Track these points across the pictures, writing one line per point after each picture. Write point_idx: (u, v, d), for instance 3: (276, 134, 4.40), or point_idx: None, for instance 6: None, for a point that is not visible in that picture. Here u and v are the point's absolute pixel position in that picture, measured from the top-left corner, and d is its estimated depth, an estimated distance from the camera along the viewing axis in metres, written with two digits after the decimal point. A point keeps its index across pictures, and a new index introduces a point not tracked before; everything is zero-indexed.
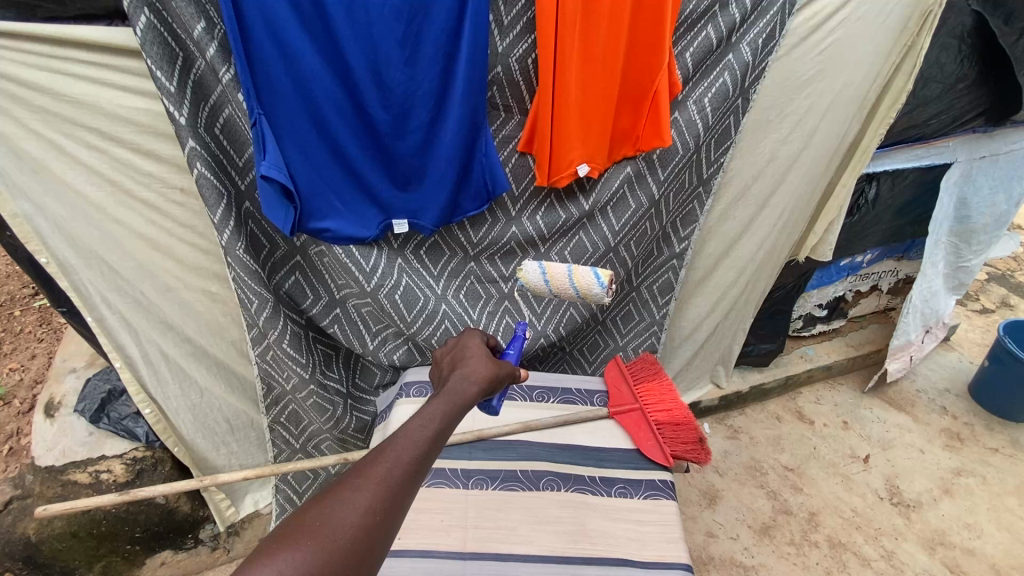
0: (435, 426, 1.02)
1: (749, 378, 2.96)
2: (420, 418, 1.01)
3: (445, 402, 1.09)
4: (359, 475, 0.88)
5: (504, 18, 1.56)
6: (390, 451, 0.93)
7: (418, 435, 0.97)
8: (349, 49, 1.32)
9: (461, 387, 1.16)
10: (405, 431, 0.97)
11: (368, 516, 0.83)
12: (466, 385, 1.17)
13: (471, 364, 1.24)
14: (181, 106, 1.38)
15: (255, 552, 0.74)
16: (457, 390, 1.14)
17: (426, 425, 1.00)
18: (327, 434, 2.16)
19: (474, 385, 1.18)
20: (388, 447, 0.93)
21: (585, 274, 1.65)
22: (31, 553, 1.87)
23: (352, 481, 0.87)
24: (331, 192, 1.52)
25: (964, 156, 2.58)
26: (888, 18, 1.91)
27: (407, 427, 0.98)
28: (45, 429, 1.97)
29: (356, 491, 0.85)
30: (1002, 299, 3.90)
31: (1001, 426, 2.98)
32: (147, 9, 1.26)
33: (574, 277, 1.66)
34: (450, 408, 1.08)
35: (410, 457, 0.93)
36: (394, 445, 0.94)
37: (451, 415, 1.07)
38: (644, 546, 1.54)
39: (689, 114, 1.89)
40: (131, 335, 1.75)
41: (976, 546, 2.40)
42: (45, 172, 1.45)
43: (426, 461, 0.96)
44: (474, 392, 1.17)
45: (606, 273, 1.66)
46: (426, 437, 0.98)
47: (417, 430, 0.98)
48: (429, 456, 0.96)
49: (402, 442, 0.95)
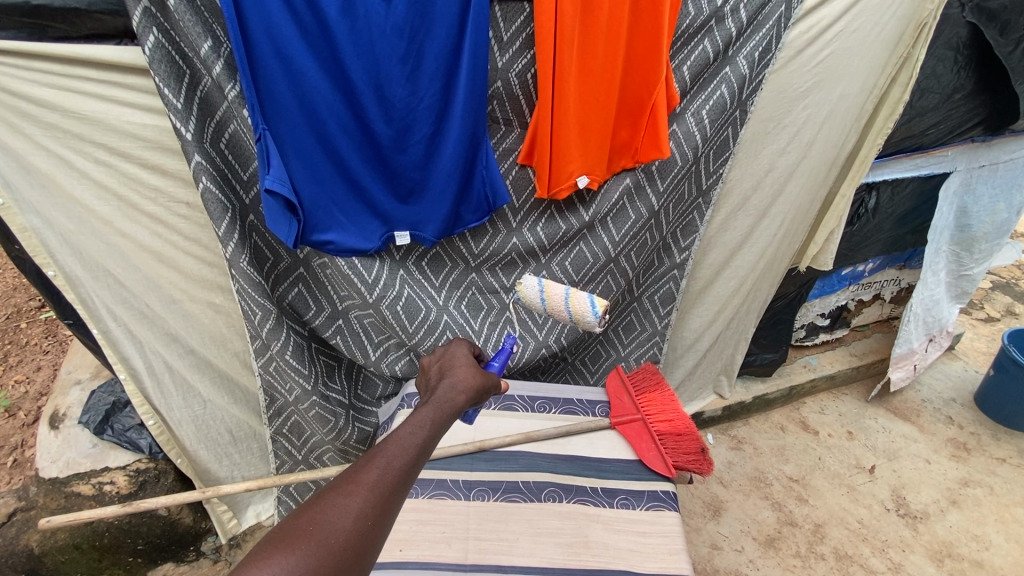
0: (424, 433, 1.02)
1: (752, 389, 2.96)
2: (409, 426, 1.02)
3: (433, 410, 1.09)
4: (350, 481, 0.88)
5: (503, 34, 1.59)
6: (381, 457, 0.94)
7: (408, 442, 0.98)
8: (352, 64, 1.34)
9: (451, 395, 1.17)
10: (394, 438, 0.98)
11: (359, 521, 0.84)
12: (454, 394, 1.18)
13: (461, 372, 1.25)
14: (188, 122, 1.41)
15: (249, 556, 0.75)
16: (446, 398, 1.15)
17: (416, 432, 1.01)
18: (329, 445, 2.17)
19: (462, 394, 1.19)
20: (378, 453, 0.94)
21: (581, 301, 1.64)
22: (34, 565, 1.88)
23: (343, 487, 0.87)
24: (333, 205, 1.54)
25: (963, 165, 2.59)
26: (883, 31, 1.94)
27: (397, 434, 0.99)
28: (50, 441, 1.99)
29: (346, 497, 0.86)
30: (1007, 307, 3.89)
31: (1008, 435, 2.96)
32: (155, 28, 1.28)
33: (570, 302, 1.65)
34: (439, 416, 1.09)
35: (400, 464, 0.94)
36: (384, 452, 0.94)
37: (440, 423, 1.08)
38: (647, 558, 1.53)
39: (687, 126, 1.91)
40: (135, 346, 1.76)
41: (985, 557, 2.37)
42: (53, 188, 1.47)
43: (415, 468, 0.96)
44: (462, 401, 1.18)
45: (602, 302, 1.64)
46: (416, 444, 0.99)
47: (407, 437, 0.99)
48: (419, 462, 0.97)
49: (391, 448, 0.96)
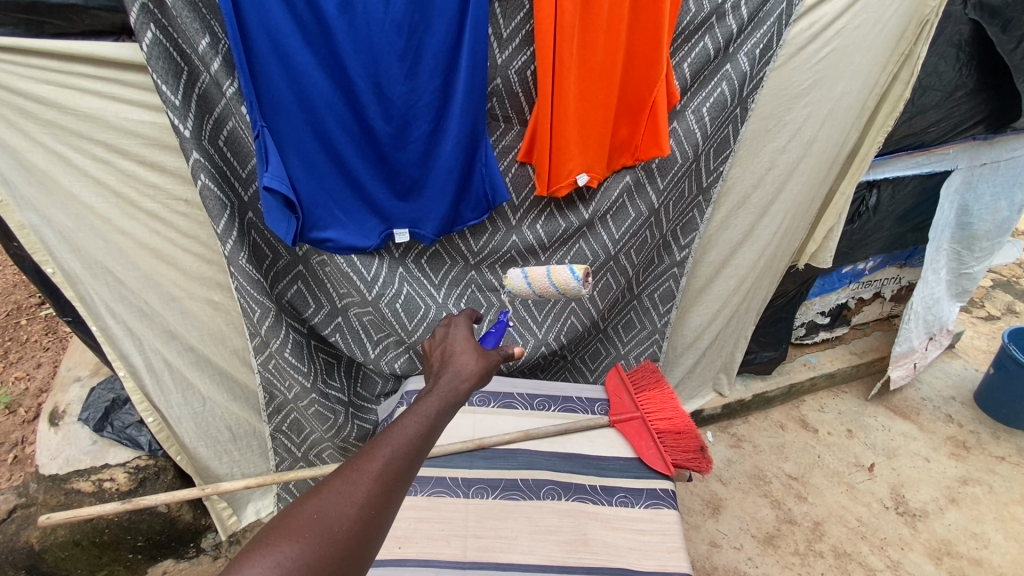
0: (430, 423, 1.01)
1: (752, 387, 2.96)
2: (415, 415, 1.00)
3: (439, 398, 1.08)
4: (354, 468, 0.87)
5: (503, 31, 1.59)
6: (387, 446, 0.92)
7: (414, 431, 0.97)
8: (350, 61, 1.34)
9: (456, 384, 1.15)
10: (400, 427, 0.97)
11: (362, 511, 0.84)
12: (459, 382, 1.17)
13: (466, 358, 1.23)
14: (186, 119, 1.40)
15: (252, 543, 0.75)
16: (451, 387, 1.14)
17: (422, 421, 1.00)
18: (328, 443, 2.17)
19: (466, 381, 1.18)
20: (384, 440, 0.93)
21: (562, 271, 1.62)
22: (34, 561, 1.88)
23: (347, 475, 0.86)
24: (332, 203, 1.54)
25: (964, 163, 2.59)
26: (885, 27, 1.93)
27: (403, 422, 0.98)
28: (50, 438, 1.99)
29: (351, 486, 0.85)
30: (1007, 306, 3.88)
31: (1007, 434, 2.96)
32: (153, 24, 1.28)
33: (553, 276, 1.63)
34: (445, 405, 1.08)
35: (404, 454, 0.93)
36: (389, 440, 0.93)
37: (445, 411, 1.07)
38: (645, 556, 1.53)
39: (687, 124, 1.91)
40: (134, 344, 1.76)
41: (983, 555, 2.37)
42: (51, 184, 1.47)
43: (419, 458, 0.96)
44: (466, 390, 1.17)
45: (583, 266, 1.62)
46: (422, 433, 0.98)
47: (413, 426, 0.98)
48: (423, 452, 0.96)
49: (396, 436, 0.95)
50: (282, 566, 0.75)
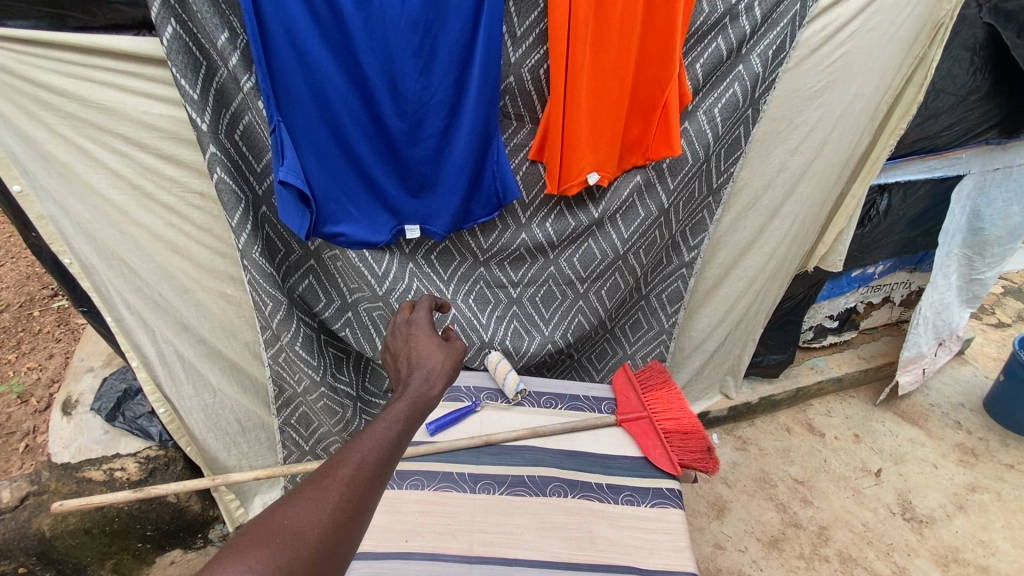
0: (400, 427, 0.98)
1: (759, 390, 2.95)
2: (384, 420, 0.97)
3: (407, 404, 1.04)
4: (325, 476, 0.84)
5: (517, 29, 1.59)
6: (357, 451, 0.89)
7: (382, 437, 0.94)
8: (365, 56, 1.35)
9: (424, 389, 1.11)
10: (368, 433, 0.94)
11: (336, 515, 0.81)
12: (429, 385, 1.13)
13: (432, 359, 1.19)
14: (203, 113, 1.42)
15: (223, 550, 0.71)
16: (419, 391, 1.09)
17: (392, 427, 0.97)
18: (336, 436, 2.20)
19: (436, 385, 1.14)
20: (353, 447, 0.90)
21: None
22: (45, 548, 1.92)
23: (318, 482, 0.83)
24: (345, 199, 1.56)
25: (977, 168, 2.57)
26: (899, 31, 1.93)
27: (371, 429, 0.94)
28: (63, 427, 2.01)
29: (322, 492, 0.82)
30: (1018, 313, 3.85)
31: (1016, 441, 2.93)
32: (173, 19, 1.29)
33: None
34: (414, 410, 1.04)
35: (375, 458, 0.90)
36: (359, 447, 0.90)
37: (415, 416, 1.03)
38: (651, 555, 1.53)
39: (699, 125, 1.92)
40: (147, 335, 1.79)
41: (990, 563, 2.35)
42: (69, 176, 1.49)
43: (392, 461, 0.92)
44: (438, 393, 1.13)
45: None
46: (391, 438, 0.94)
47: (381, 432, 0.94)
48: (394, 456, 0.93)
49: (366, 443, 0.91)
50: (255, 570, 0.71)
